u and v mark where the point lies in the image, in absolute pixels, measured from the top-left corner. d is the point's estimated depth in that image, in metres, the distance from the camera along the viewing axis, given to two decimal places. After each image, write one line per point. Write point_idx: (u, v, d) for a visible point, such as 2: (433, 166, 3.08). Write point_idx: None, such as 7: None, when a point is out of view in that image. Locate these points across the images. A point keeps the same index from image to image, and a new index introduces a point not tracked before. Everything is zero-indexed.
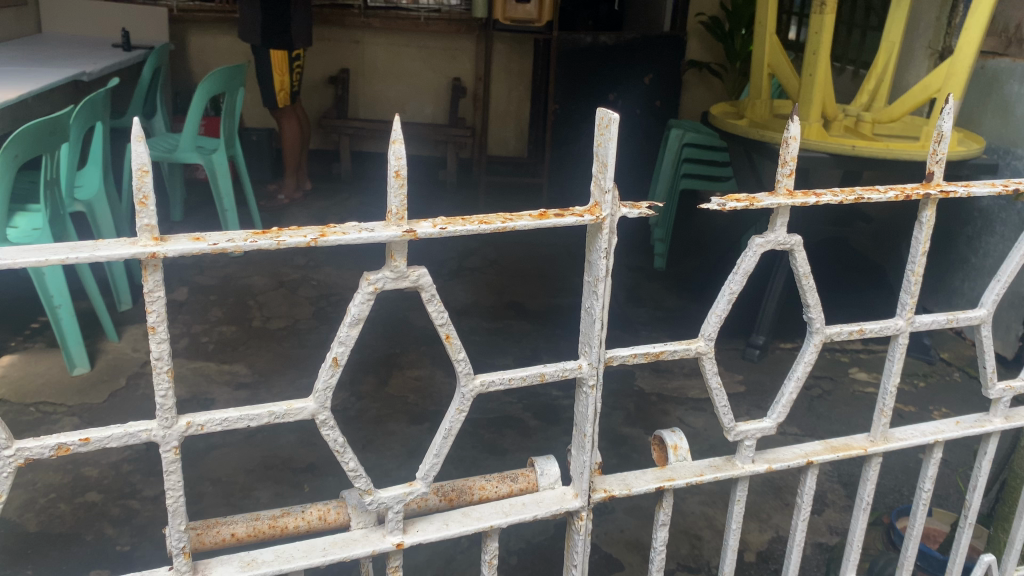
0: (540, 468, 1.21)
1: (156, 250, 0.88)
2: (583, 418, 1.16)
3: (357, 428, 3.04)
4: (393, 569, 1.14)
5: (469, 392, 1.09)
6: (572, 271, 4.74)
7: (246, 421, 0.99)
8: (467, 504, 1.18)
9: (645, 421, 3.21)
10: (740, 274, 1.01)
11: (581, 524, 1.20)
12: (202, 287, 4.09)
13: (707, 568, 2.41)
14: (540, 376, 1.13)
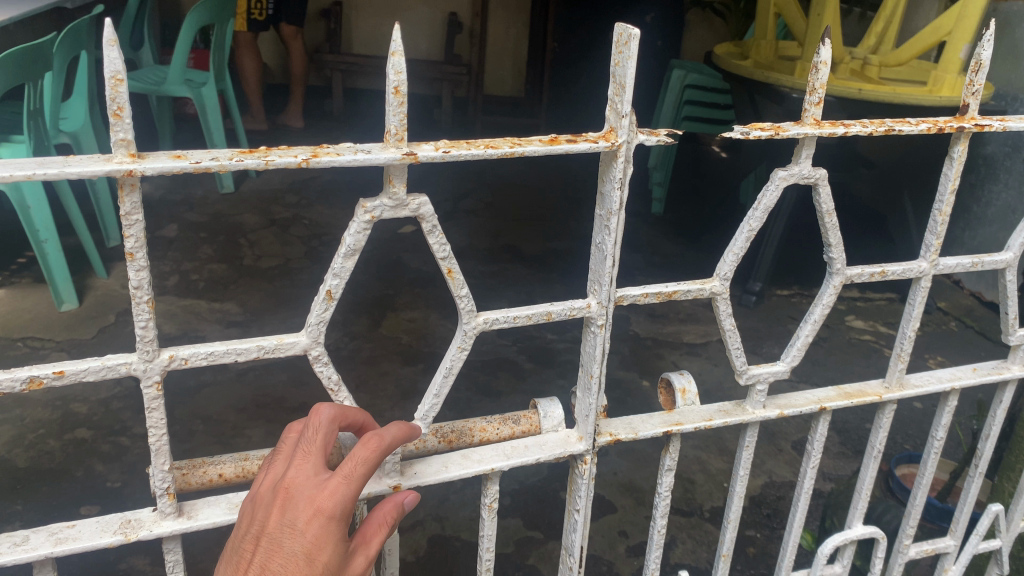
0: (543, 410, 1.18)
1: (133, 168, 0.80)
2: (590, 358, 1.11)
3: (350, 368, 3.01)
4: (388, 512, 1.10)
5: (471, 330, 1.05)
6: (567, 215, 4.69)
7: (233, 355, 0.94)
8: (467, 446, 1.14)
9: (641, 365, 3.19)
10: (760, 209, 0.95)
11: (585, 468, 1.17)
12: (192, 224, 4.03)
13: (700, 511, 2.41)
14: (546, 314, 1.08)
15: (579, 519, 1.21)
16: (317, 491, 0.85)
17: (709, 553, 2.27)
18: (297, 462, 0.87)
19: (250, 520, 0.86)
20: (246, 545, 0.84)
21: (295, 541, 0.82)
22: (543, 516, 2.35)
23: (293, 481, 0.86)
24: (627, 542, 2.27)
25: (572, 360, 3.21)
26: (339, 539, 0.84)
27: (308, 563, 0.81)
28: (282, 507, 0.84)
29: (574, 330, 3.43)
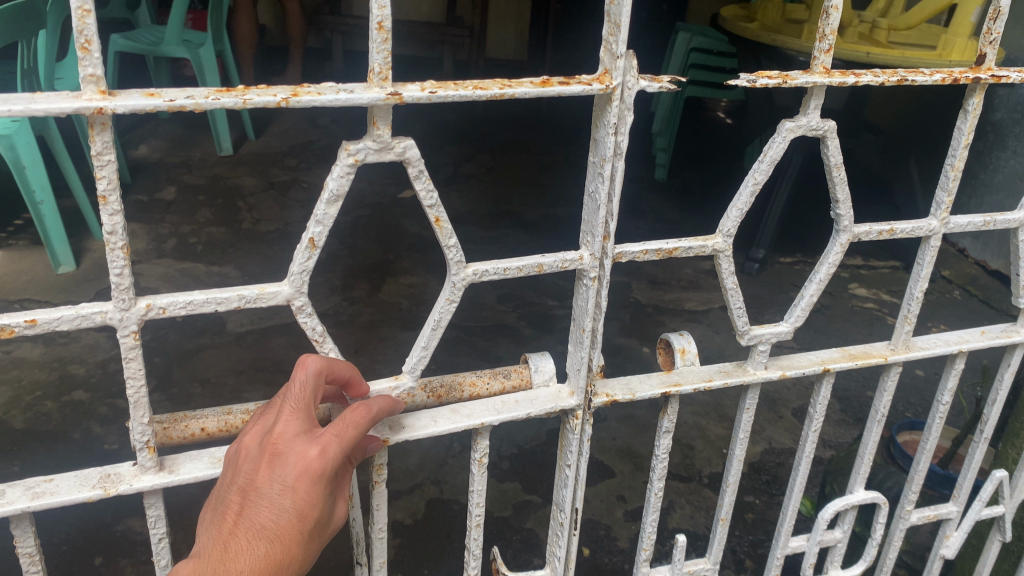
0: (534, 364, 1.13)
1: (104, 105, 0.72)
2: (582, 312, 1.06)
3: (349, 332, 3.00)
4: (376, 467, 1.05)
5: (460, 282, 0.98)
6: (569, 180, 4.64)
7: (214, 305, 0.86)
8: (456, 402, 1.10)
9: (641, 332, 3.17)
10: (766, 161, 0.91)
11: (576, 424, 1.13)
12: (190, 186, 3.99)
13: (699, 477, 2.40)
14: (537, 267, 1.02)
15: (571, 475, 1.16)
16: (307, 453, 0.82)
17: (707, 518, 2.27)
18: (285, 417, 0.84)
19: (234, 466, 0.85)
20: (231, 495, 0.83)
21: (285, 499, 0.82)
22: (541, 480, 2.34)
23: (282, 439, 0.83)
24: (625, 507, 2.27)
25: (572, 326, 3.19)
26: (325, 497, 0.84)
27: (295, 520, 0.82)
28: (271, 463, 0.82)
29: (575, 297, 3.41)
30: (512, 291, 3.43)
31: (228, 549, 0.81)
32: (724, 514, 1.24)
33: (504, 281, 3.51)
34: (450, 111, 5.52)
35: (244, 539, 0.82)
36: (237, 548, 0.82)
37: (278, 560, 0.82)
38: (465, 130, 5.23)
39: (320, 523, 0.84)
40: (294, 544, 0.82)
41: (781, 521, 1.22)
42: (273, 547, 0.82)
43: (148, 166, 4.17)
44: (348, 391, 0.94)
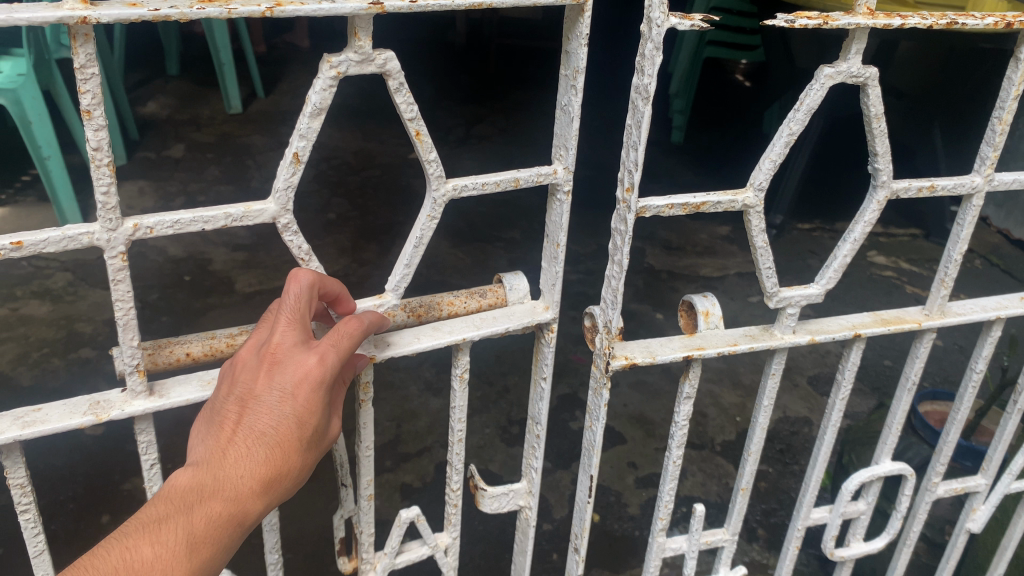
0: (508, 282, 1.08)
1: (88, 15, 0.67)
2: (557, 228, 1.03)
3: (359, 293, 2.97)
4: (362, 385, 1.02)
5: (440, 198, 0.93)
6: (584, 142, 4.58)
7: (200, 225, 0.81)
8: (435, 321, 1.04)
9: (654, 297, 3.13)
10: (803, 110, 0.85)
11: (550, 337, 1.10)
12: (199, 144, 3.95)
13: (711, 445, 2.38)
14: (514, 181, 0.96)
15: (547, 388, 1.14)
16: (308, 362, 0.81)
17: (719, 486, 2.25)
18: (283, 326, 0.82)
19: (228, 378, 0.82)
20: (229, 403, 0.81)
21: (285, 407, 0.80)
22: (552, 446, 2.31)
23: (281, 347, 0.81)
24: (636, 473, 2.24)
25: (585, 290, 3.16)
26: (324, 405, 0.82)
27: (296, 426, 0.80)
28: (269, 372, 0.80)
29: (587, 261, 3.37)
30: (523, 254, 3.39)
31: (228, 456, 0.79)
32: (745, 483, 1.18)
33: (516, 244, 3.47)
34: (463, 70, 5.44)
35: (245, 446, 0.80)
36: (238, 454, 0.80)
37: (278, 467, 0.80)
38: (478, 90, 5.16)
39: (319, 433, 0.83)
40: (296, 451, 0.81)
41: (803, 492, 1.18)
42: (274, 453, 0.80)
43: (157, 123, 4.12)
44: (334, 308, 0.91)
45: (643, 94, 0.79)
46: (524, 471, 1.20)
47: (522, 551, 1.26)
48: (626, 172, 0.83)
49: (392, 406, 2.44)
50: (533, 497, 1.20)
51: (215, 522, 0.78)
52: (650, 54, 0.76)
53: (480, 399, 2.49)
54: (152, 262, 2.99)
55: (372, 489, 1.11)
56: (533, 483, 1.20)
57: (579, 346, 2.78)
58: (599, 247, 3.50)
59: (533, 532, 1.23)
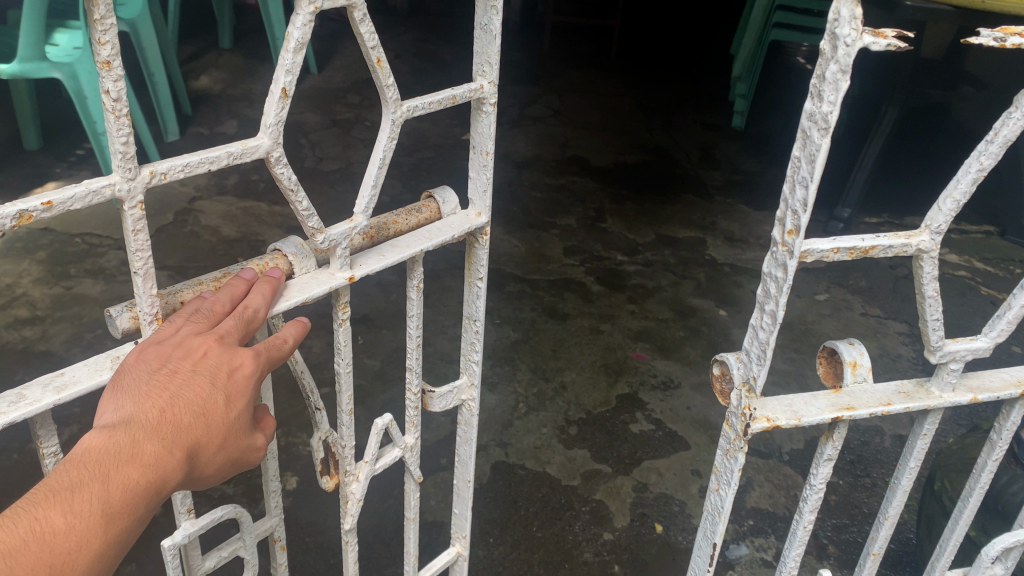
0: (439, 196, 1.08)
1: None
2: (486, 138, 1.05)
3: (412, 280, 2.91)
4: (341, 308, 0.98)
5: (396, 121, 0.91)
6: (641, 125, 4.45)
7: (206, 165, 0.77)
8: (388, 241, 1.02)
9: (717, 292, 3.03)
10: (998, 142, 0.77)
11: (484, 240, 1.13)
12: (252, 120, 3.91)
13: (778, 454, 2.28)
14: (451, 99, 0.97)
15: (483, 289, 1.18)
16: (244, 353, 0.83)
17: (786, 498, 2.15)
18: (228, 320, 0.83)
19: (156, 350, 0.79)
20: (160, 373, 0.78)
21: (218, 385, 0.80)
22: (612, 449, 2.23)
23: (220, 333, 0.82)
24: (700, 482, 2.16)
25: (643, 282, 3.05)
26: (246, 396, 0.84)
27: (222, 408, 0.81)
28: (209, 354, 0.80)
29: (644, 249, 3.28)
30: (579, 243, 3.29)
31: (154, 424, 0.76)
32: (877, 547, 1.10)
33: (571, 232, 3.37)
34: (515, 48, 5.31)
35: (173, 417, 0.78)
36: (165, 424, 0.77)
37: (201, 442, 0.80)
38: (531, 68, 5.04)
39: (236, 421, 0.83)
40: (219, 430, 0.81)
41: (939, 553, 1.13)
42: (200, 432, 0.79)
43: (209, 97, 4.08)
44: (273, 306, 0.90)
45: (819, 123, 0.68)
46: (464, 367, 1.25)
47: (465, 442, 1.31)
48: (788, 212, 0.74)
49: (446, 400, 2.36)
50: (474, 388, 1.27)
51: (131, 491, 0.74)
52: (833, 77, 0.66)
53: (537, 395, 2.40)
54: (204, 242, 2.95)
55: (353, 403, 1.08)
56: (473, 375, 1.25)
57: (639, 342, 2.69)
58: (658, 237, 3.38)
59: (477, 419, 1.29)
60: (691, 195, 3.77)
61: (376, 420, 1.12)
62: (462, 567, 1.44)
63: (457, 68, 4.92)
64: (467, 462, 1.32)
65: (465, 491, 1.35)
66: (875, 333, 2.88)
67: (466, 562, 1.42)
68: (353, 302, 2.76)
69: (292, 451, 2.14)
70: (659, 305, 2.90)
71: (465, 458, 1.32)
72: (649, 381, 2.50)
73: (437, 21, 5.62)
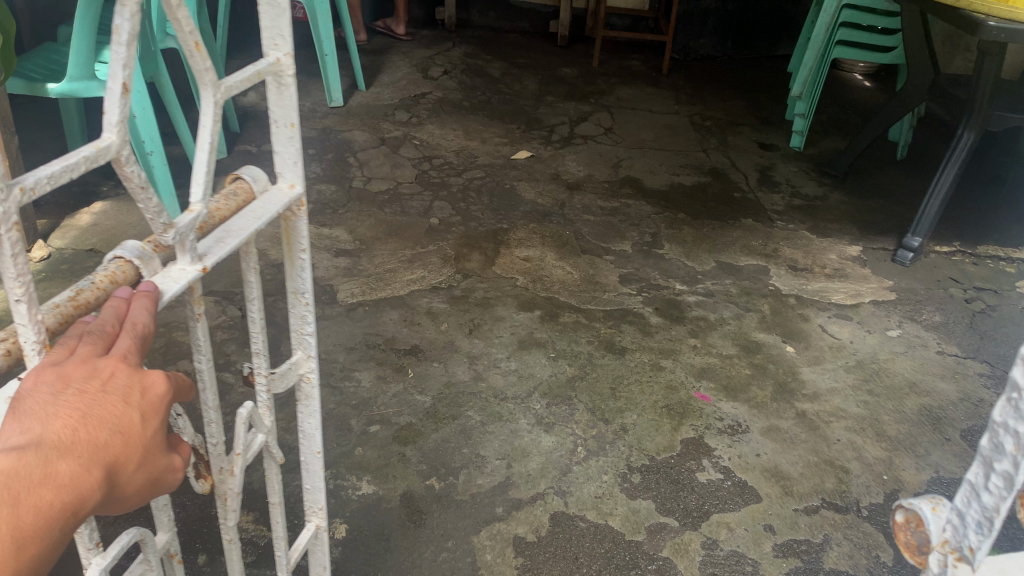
0: (248, 174, 0.99)
1: None
2: (290, 108, 0.98)
3: (463, 309, 2.81)
4: (196, 303, 0.90)
5: (218, 100, 0.83)
6: (697, 144, 4.31)
7: (67, 173, 0.68)
8: (217, 228, 0.92)
9: (783, 326, 2.87)
10: None
11: (300, 211, 1.06)
12: (301, 138, 3.86)
13: (856, 508, 2.13)
14: (252, 75, 0.90)
15: (308, 261, 1.12)
16: (155, 371, 0.76)
17: (868, 558, 1.99)
18: (132, 339, 0.75)
19: (59, 368, 0.70)
20: (66, 393, 0.70)
21: (132, 403, 0.74)
22: (678, 499, 2.10)
23: (125, 352, 0.74)
24: (773, 539, 2.02)
25: (703, 314, 2.91)
26: (164, 414, 0.77)
27: (138, 426, 0.74)
28: (120, 372, 0.73)
29: (702, 277, 3.14)
30: (635, 270, 3.16)
31: (67, 444, 0.69)
32: None
33: (626, 258, 3.23)
34: (565, 64, 5.20)
35: (87, 436, 0.71)
36: (79, 443, 0.70)
37: (119, 461, 0.73)
38: (581, 84, 4.92)
39: (155, 440, 0.77)
40: (138, 449, 0.74)
41: None
42: (117, 453, 0.72)
43: (257, 113, 4.03)
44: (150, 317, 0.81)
45: None
46: (297, 342, 1.18)
47: (308, 416, 1.26)
48: None
49: (500, 442, 2.23)
50: (311, 360, 1.21)
51: (41, 515, 0.67)
52: None
53: (596, 439, 2.27)
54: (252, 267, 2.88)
55: (219, 399, 1.00)
56: (308, 347, 1.19)
57: (703, 381, 2.54)
58: (718, 265, 3.23)
59: (318, 390, 1.24)
60: (750, 220, 3.62)
61: (240, 410, 1.05)
62: (323, 538, 1.43)
63: (505, 83, 4.82)
64: (312, 435, 1.29)
65: (314, 464, 1.33)
66: (954, 373, 2.69)
67: (323, 531, 1.42)
68: (404, 333, 2.65)
69: (341, 494, 2.02)
70: (723, 340, 2.76)
71: (311, 431, 1.29)
72: (715, 425, 2.36)
73: (485, 36, 5.55)
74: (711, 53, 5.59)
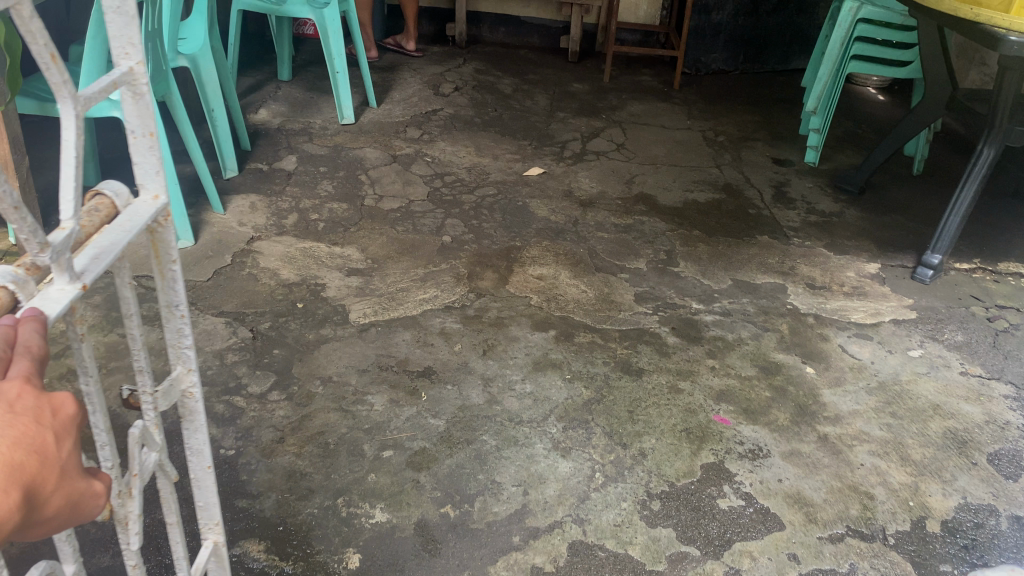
0: (108, 188, 0.93)
1: None
2: (146, 113, 0.93)
3: (476, 329, 2.76)
4: (77, 320, 0.89)
5: (78, 112, 0.78)
6: (709, 160, 4.27)
7: None
8: (85, 246, 0.87)
9: (802, 347, 2.81)
10: None
11: (167, 220, 1.01)
12: (312, 155, 3.84)
13: (882, 536, 2.07)
14: (104, 84, 0.85)
15: (178, 272, 1.06)
16: (63, 393, 0.77)
17: None
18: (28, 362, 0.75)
19: None
20: None
21: (44, 425, 0.74)
22: (699, 527, 2.04)
23: (28, 375, 0.74)
24: (798, 569, 1.96)
25: (721, 333, 2.86)
26: (75, 436, 0.78)
27: (52, 447, 0.74)
28: (27, 394, 0.73)
29: (719, 296, 3.09)
30: (650, 288, 3.11)
31: None
32: None
33: (641, 276, 3.19)
34: (576, 79, 5.18)
35: (5, 457, 0.69)
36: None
37: (37, 481, 0.72)
38: (593, 100, 4.89)
39: (68, 463, 0.77)
40: (54, 468, 0.74)
41: None
42: (36, 471, 0.72)
43: (267, 131, 4.02)
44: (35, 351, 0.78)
45: None
46: (176, 357, 1.11)
47: (194, 432, 1.18)
48: None
49: (516, 468, 2.18)
50: (192, 373, 1.13)
51: None
52: None
53: (614, 464, 2.22)
54: (263, 288, 2.85)
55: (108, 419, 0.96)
56: (188, 360, 1.12)
57: (722, 404, 2.49)
58: (735, 283, 3.18)
59: (203, 404, 1.16)
60: (766, 237, 3.57)
61: (132, 429, 0.99)
62: (220, 555, 1.34)
63: (516, 99, 4.80)
64: (202, 451, 1.20)
65: (206, 479, 1.25)
66: (978, 395, 2.64)
67: (221, 547, 1.32)
68: (416, 355, 2.61)
69: (354, 523, 1.98)
70: (741, 361, 2.71)
71: (199, 447, 1.19)
72: (735, 450, 2.31)
73: (495, 51, 5.54)
74: (723, 68, 5.56)
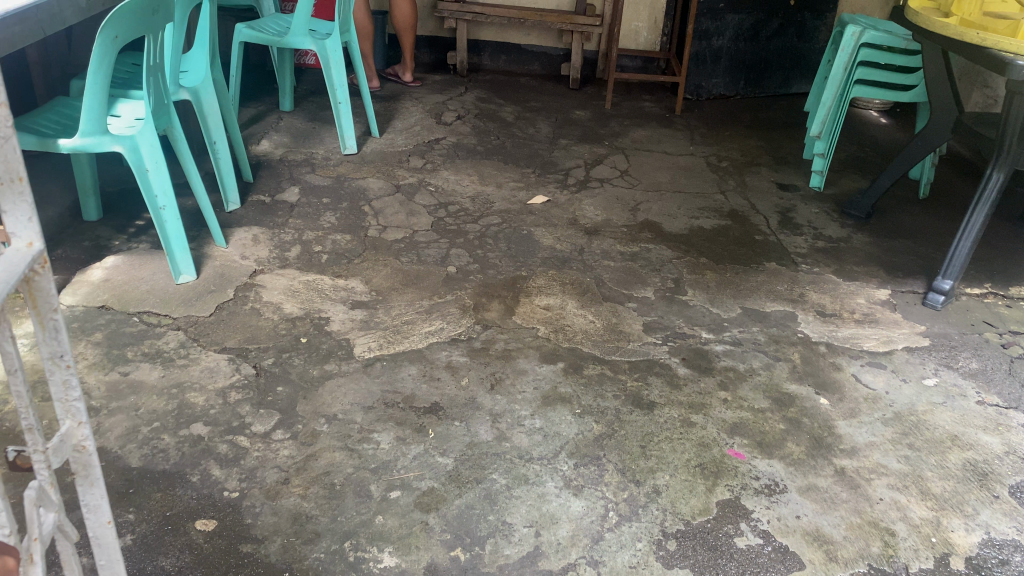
0: None
1: None
2: (13, 160, 1.03)
3: (482, 363, 2.72)
4: None
5: None
6: (714, 186, 4.24)
7: None
8: None
9: (815, 377, 2.76)
10: None
11: (45, 266, 1.11)
12: (315, 186, 3.81)
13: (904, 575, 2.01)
14: None
15: (60, 321, 1.14)
16: None
17: None
18: None
19: None
20: None
21: None
22: (716, 567, 1.99)
23: None
24: None
25: (732, 364, 2.81)
26: None
27: None
28: None
29: (729, 325, 3.04)
30: (658, 318, 3.07)
31: None
32: None
33: (649, 305, 3.15)
34: (578, 106, 5.17)
35: None
36: None
37: None
38: (595, 126, 4.88)
39: None
40: None
41: None
42: None
43: (270, 162, 3.99)
44: None
45: None
46: (64, 412, 1.19)
47: (91, 488, 1.25)
48: None
49: (527, 508, 2.13)
50: (84, 427, 1.21)
51: None
52: None
53: (628, 503, 2.16)
54: (266, 322, 2.81)
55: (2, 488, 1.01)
56: (78, 415, 1.20)
57: (736, 438, 2.44)
58: (745, 312, 3.14)
59: (98, 458, 1.24)
60: (774, 263, 3.53)
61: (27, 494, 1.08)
62: None
63: (519, 127, 4.78)
64: (98, 507, 1.28)
65: (107, 535, 1.31)
66: (996, 425, 2.58)
67: None
68: (423, 391, 2.55)
69: (362, 568, 1.92)
70: (753, 392, 2.66)
71: (96, 503, 1.27)
72: (751, 486, 2.25)
73: (497, 79, 5.55)
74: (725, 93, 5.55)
